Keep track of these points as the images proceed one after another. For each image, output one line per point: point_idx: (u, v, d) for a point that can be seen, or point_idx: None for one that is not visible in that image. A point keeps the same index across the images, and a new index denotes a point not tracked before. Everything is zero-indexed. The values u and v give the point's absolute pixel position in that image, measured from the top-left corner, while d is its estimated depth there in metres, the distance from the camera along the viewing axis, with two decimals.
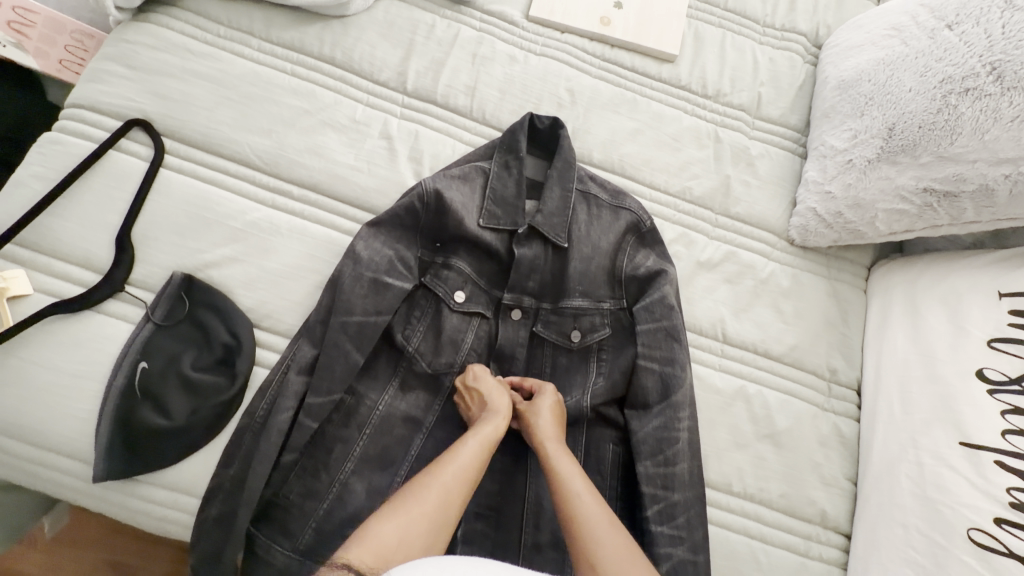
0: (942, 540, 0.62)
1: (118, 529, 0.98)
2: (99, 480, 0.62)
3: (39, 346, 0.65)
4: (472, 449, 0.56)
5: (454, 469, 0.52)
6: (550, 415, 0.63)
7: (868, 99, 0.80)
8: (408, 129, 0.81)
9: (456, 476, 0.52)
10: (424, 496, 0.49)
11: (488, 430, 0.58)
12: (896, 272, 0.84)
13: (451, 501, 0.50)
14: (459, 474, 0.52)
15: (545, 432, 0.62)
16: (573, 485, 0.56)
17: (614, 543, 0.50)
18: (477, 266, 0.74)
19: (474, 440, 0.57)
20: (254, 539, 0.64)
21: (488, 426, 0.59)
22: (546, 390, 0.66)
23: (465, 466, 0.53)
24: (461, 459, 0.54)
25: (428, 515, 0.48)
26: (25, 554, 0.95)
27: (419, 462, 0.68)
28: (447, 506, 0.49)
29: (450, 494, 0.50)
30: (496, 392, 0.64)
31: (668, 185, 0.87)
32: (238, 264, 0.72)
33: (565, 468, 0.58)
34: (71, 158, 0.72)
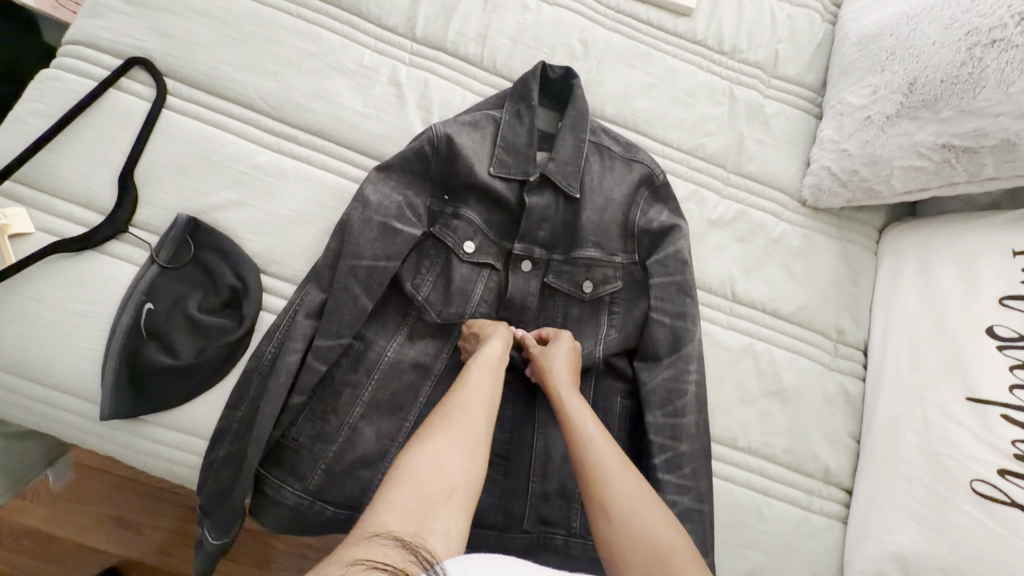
0: (944, 491, 0.63)
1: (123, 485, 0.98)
2: (105, 418, 0.62)
3: (43, 285, 0.64)
4: (481, 379, 0.55)
5: (471, 395, 0.52)
6: (567, 362, 0.63)
7: (889, 54, 0.78)
8: (416, 76, 0.79)
9: (473, 402, 0.51)
10: (449, 426, 0.48)
11: (493, 352, 0.59)
12: (908, 233, 0.83)
13: (476, 426, 0.49)
14: (478, 401, 0.52)
15: (561, 377, 0.61)
16: (589, 431, 0.55)
17: (624, 481, 0.50)
18: (487, 217, 0.73)
19: (484, 363, 0.57)
20: (264, 479, 0.64)
21: (492, 349, 0.59)
22: (562, 339, 0.66)
23: (476, 393, 0.52)
24: (472, 390, 0.53)
25: (461, 449, 0.46)
26: (30, 508, 0.96)
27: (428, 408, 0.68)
28: (477, 433, 0.49)
29: (475, 414, 0.50)
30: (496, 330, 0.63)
31: (681, 141, 0.85)
32: (244, 208, 0.71)
33: (576, 414, 0.57)
34: (69, 96, 0.70)
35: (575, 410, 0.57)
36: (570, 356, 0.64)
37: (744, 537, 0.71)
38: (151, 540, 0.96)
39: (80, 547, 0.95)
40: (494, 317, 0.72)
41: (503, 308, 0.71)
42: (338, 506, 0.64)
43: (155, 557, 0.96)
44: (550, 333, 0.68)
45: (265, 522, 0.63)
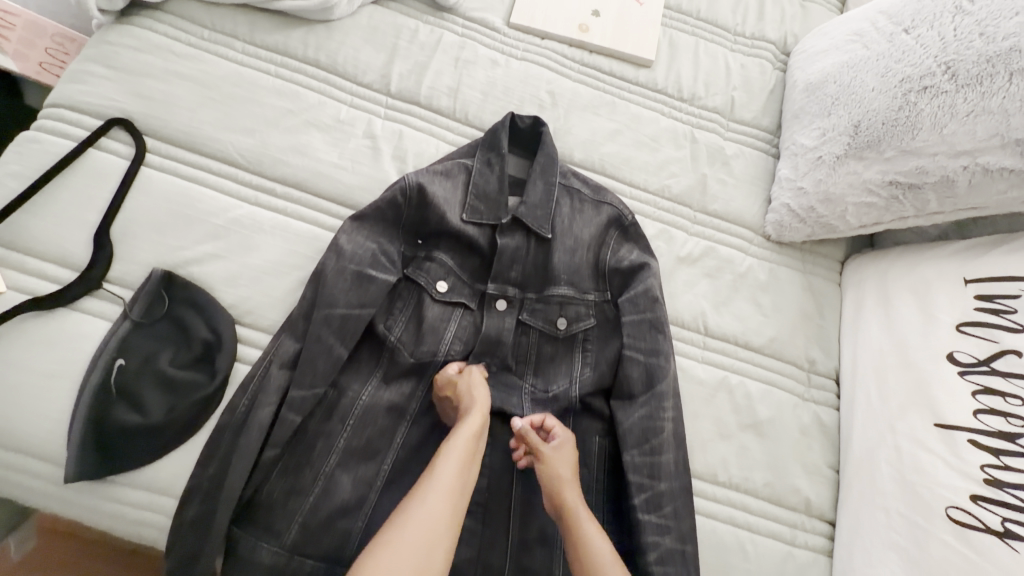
0: (922, 521, 0.63)
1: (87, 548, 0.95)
2: (69, 481, 0.60)
3: (11, 345, 0.63)
4: (449, 464, 0.55)
5: (435, 488, 0.53)
6: (567, 460, 0.63)
7: (835, 99, 0.84)
8: (391, 129, 0.82)
9: (438, 497, 0.52)
10: (407, 528, 0.50)
11: (470, 427, 0.59)
12: (868, 263, 0.87)
13: (438, 524, 0.51)
14: (442, 494, 0.53)
15: (564, 479, 0.62)
16: (586, 526, 0.58)
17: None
18: (460, 260, 0.75)
19: (454, 447, 0.57)
20: (236, 539, 0.61)
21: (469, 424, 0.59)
22: (563, 436, 0.65)
23: (443, 486, 0.53)
24: (438, 478, 0.54)
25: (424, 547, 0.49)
26: None
27: (405, 449, 0.68)
28: (437, 531, 0.50)
29: (436, 509, 0.51)
30: (473, 389, 0.64)
31: (647, 183, 0.89)
32: (220, 260, 0.71)
33: (576, 513, 0.59)
34: (48, 156, 0.72)
35: (575, 505, 0.60)
36: (569, 454, 0.64)
37: None
38: None
39: None
40: (469, 357, 0.72)
41: (478, 344, 0.71)
42: (317, 559, 0.62)
43: None
44: (551, 426, 0.66)
45: None
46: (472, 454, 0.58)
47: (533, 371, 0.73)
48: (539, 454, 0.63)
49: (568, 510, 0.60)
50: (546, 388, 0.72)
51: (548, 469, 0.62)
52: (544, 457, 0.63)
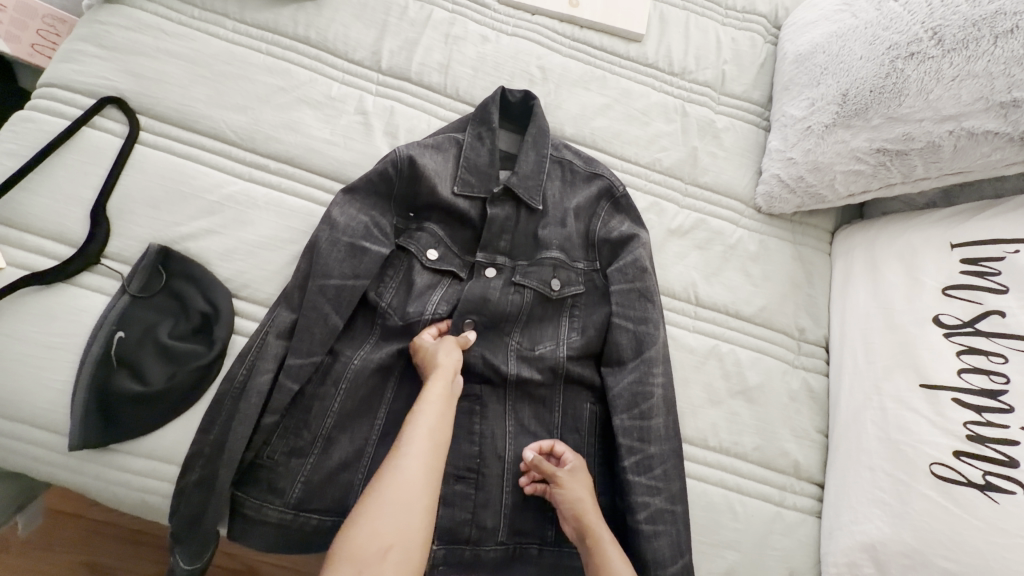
0: (905, 477, 0.65)
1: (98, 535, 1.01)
2: (74, 449, 0.61)
3: (12, 319, 0.65)
4: (424, 424, 0.60)
5: (410, 446, 0.58)
6: (584, 486, 0.66)
7: (823, 69, 0.84)
8: (383, 105, 0.83)
9: (414, 457, 0.57)
10: (388, 485, 0.55)
11: (437, 393, 0.62)
12: (856, 233, 0.88)
13: (414, 478, 0.56)
14: (418, 454, 0.57)
15: (584, 504, 0.64)
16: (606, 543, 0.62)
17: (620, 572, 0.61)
18: (451, 232, 0.76)
19: (428, 407, 0.61)
20: (241, 501, 0.63)
21: (435, 391, 0.62)
22: (575, 460, 0.67)
23: (418, 446, 0.58)
24: (413, 438, 0.58)
25: (398, 509, 0.54)
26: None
27: (396, 406, 0.69)
28: (416, 486, 0.56)
29: (412, 465, 0.57)
30: (444, 351, 0.65)
31: (638, 157, 0.90)
32: (215, 236, 0.72)
33: (598, 532, 0.63)
34: (42, 135, 0.72)
35: (597, 526, 0.63)
36: (586, 480, 0.67)
37: (720, 537, 0.72)
38: None
39: None
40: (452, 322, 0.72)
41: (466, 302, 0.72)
42: (322, 514, 0.64)
43: None
44: (560, 451, 0.69)
45: (247, 542, 0.62)
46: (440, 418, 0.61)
47: (520, 330, 0.74)
48: (558, 484, 0.65)
49: (592, 533, 0.63)
50: (532, 346, 0.73)
51: (569, 497, 0.64)
52: (563, 484, 0.65)
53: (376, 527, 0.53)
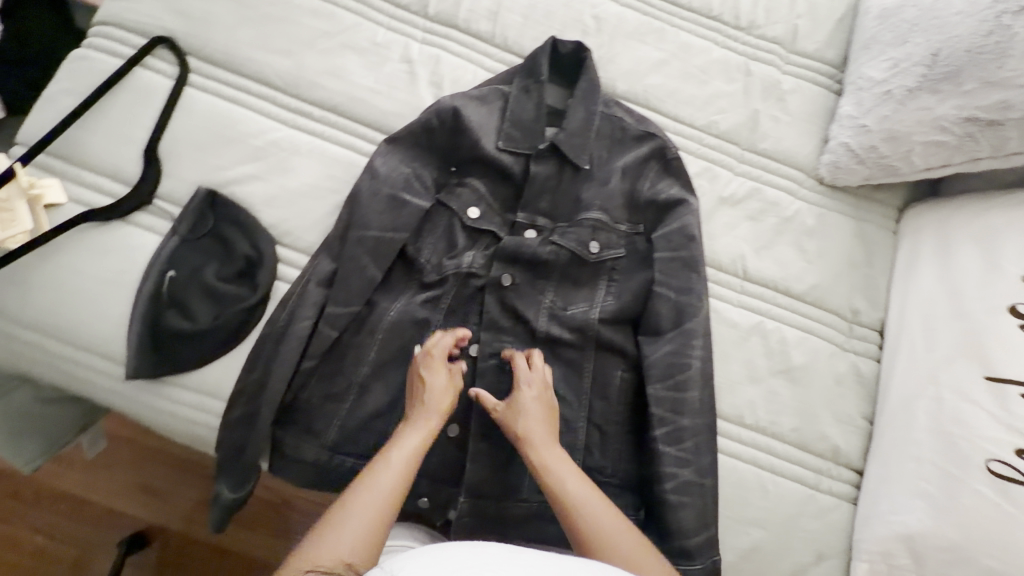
0: (956, 473, 0.62)
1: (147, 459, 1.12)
2: (131, 377, 0.65)
3: (72, 253, 0.68)
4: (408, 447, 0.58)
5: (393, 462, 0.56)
6: (533, 416, 0.62)
7: (913, 25, 0.75)
8: (428, 53, 0.80)
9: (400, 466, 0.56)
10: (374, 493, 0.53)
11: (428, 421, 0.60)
12: (928, 212, 0.80)
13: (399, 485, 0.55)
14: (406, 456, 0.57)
15: (531, 435, 0.61)
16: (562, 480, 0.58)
17: (602, 520, 0.55)
18: (492, 188, 0.74)
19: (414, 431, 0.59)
20: (281, 438, 0.66)
21: (411, 438, 0.58)
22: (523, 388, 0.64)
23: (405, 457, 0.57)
24: (396, 460, 0.56)
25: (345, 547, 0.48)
26: (66, 475, 1.12)
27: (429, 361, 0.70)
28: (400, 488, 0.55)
29: (397, 472, 0.55)
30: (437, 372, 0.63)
31: (693, 118, 0.84)
32: (259, 182, 0.73)
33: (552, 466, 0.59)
34: (98, 74, 0.73)
35: (552, 460, 0.59)
36: (539, 410, 0.63)
37: (747, 514, 0.71)
38: (172, 507, 1.11)
39: (108, 511, 1.11)
40: (490, 275, 0.71)
41: (498, 259, 0.71)
42: (357, 457, 0.66)
43: (175, 523, 1.10)
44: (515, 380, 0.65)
45: (285, 477, 0.65)
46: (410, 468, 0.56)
47: (552, 289, 0.72)
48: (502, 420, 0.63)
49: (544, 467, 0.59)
50: (563, 307, 0.72)
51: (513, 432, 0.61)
52: (505, 420, 0.62)
53: (355, 528, 0.50)
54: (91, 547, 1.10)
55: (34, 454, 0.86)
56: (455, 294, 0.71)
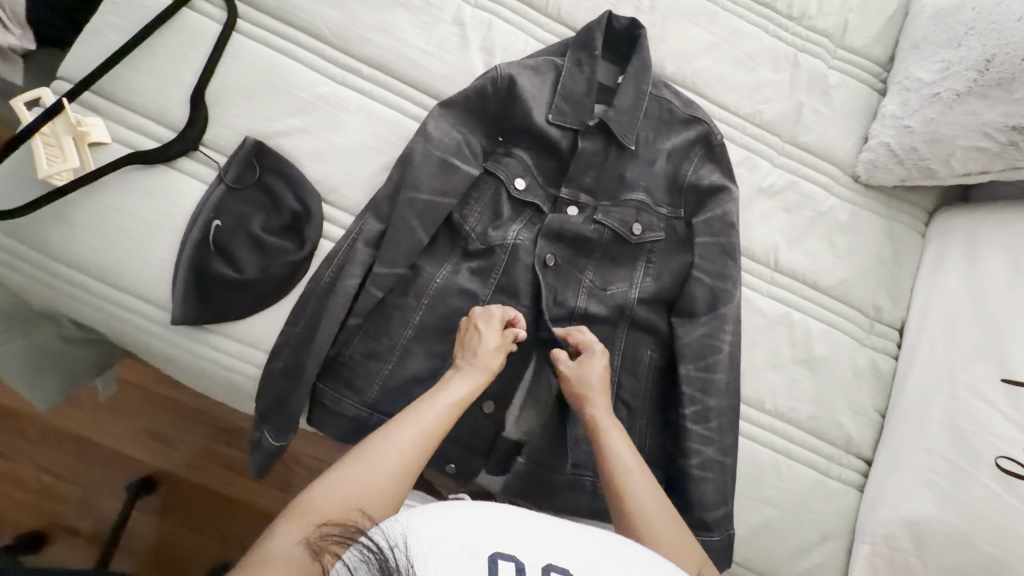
0: (966, 466, 0.64)
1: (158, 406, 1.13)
2: (175, 323, 0.65)
3: (116, 194, 0.67)
4: (436, 411, 0.57)
5: (414, 426, 0.55)
6: (601, 382, 0.65)
7: (968, 28, 0.75)
8: (481, 18, 0.79)
9: (420, 434, 0.55)
10: (382, 456, 0.53)
11: (460, 390, 0.60)
12: (958, 217, 0.82)
13: (413, 450, 0.54)
14: (427, 427, 0.56)
15: (594, 397, 0.64)
16: (621, 451, 0.59)
17: (651, 495, 0.57)
18: (538, 160, 0.74)
19: (440, 401, 0.58)
20: (323, 392, 0.68)
21: (457, 388, 0.60)
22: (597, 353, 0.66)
23: (425, 425, 0.56)
24: (418, 424, 0.56)
25: (377, 480, 0.51)
26: (73, 417, 1.13)
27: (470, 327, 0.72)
28: (413, 455, 0.54)
29: (415, 436, 0.55)
30: (481, 345, 0.63)
31: (738, 106, 0.84)
32: (306, 136, 0.72)
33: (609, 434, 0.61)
34: (145, 12, 0.72)
35: (608, 429, 0.61)
36: (603, 376, 0.65)
37: (760, 493, 0.75)
38: (181, 454, 1.12)
39: (116, 454, 1.12)
40: (535, 249, 0.72)
41: (543, 236, 0.72)
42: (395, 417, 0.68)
43: (184, 471, 1.12)
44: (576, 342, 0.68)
45: (323, 429, 0.67)
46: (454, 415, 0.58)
47: (592, 267, 0.74)
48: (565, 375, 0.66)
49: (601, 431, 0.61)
50: (603, 286, 0.73)
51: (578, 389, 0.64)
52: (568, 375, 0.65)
53: (346, 490, 0.50)
54: (98, 488, 1.12)
55: (53, 391, 0.85)
56: (503, 270, 0.71)
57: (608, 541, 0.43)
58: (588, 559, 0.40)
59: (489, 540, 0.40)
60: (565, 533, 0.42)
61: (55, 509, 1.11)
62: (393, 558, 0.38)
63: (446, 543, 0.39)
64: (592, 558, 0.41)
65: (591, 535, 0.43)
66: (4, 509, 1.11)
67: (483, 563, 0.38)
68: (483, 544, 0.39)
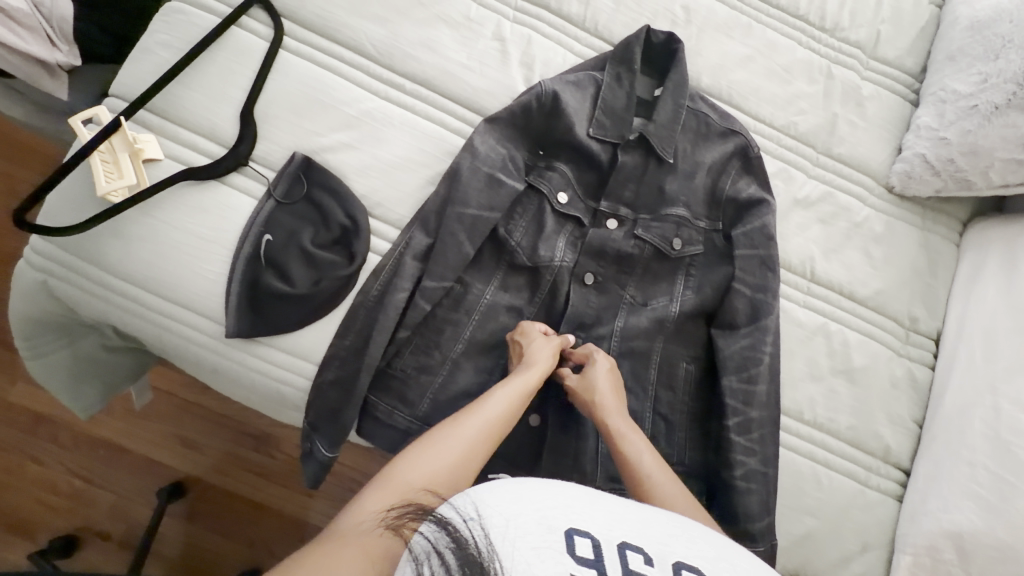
0: (1011, 478, 0.64)
1: (192, 413, 1.15)
2: (228, 336, 0.66)
3: (170, 210, 0.68)
4: (500, 401, 0.58)
5: (482, 415, 0.56)
6: (607, 387, 0.65)
7: (1006, 41, 0.75)
8: (520, 33, 0.80)
9: (486, 423, 0.56)
10: (452, 442, 0.53)
11: (522, 382, 0.61)
12: (995, 228, 0.83)
13: (481, 438, 0.54)
14: (493, 417, 0.56)
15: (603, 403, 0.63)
16: (639, 458, 0.58)
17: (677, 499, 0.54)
18: (579, 174, 0.76)
19: (504, 393, 0.59)
20: (373, 404, 0.69)
21: (520, 380, 0.61)
22: (597, 360, 0.67)
23: (492, 415, 0.57)
24: (486, 413, 0.57)
25: (450, 464, 0.51)
26: (109, 422, 1.14)
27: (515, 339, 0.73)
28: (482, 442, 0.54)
29: (483, 424, 0.56)
30: (534, 346, 0.66)
31: (773, 118, 0.85)
32: (353, 151, 0.74)
33: (626, 441, 0.60)
34: (195, 30, 0.73)
35: (625, 435, 0.60)
36: (609, 379, 0.66)
37: (801, 503, 0.75)
38: (214, 460, 1.14)
39: (150, 459, 1.14)
40: (579, 264, 0.74)
41: (584, 252, 0.74)
42: None
43: (216, 477, 1.13)
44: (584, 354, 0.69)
45: (373, 440, 0.69)
46: (516, 408, 0.59)
47: (634, 282, 0.75)
48: (574, 389, 0.66)
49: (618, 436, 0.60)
50: (644, 302, 0.75)
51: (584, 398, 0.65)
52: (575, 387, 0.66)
53: (421, 472, 0.49)
54: (132, 493, 1.13)
55: (93, 400, 0.87)
56: (548, 289, 0.73)
57: (678, 522, 0.39)
58: (660, 537, 0.37)
59: (562, 516, 0.36)
60: (635, 513, 0.39)
61: (88, 513, 1.12)
62: (466, 532, 0.35)
63: (521, 517, 0.35)
64: (665, 538, 0.37)
65: (664, 516, 0.40)
66: (42, 513, 1.12)
67: (559, 537, 0.35)
68: (557, 519, 0.36)
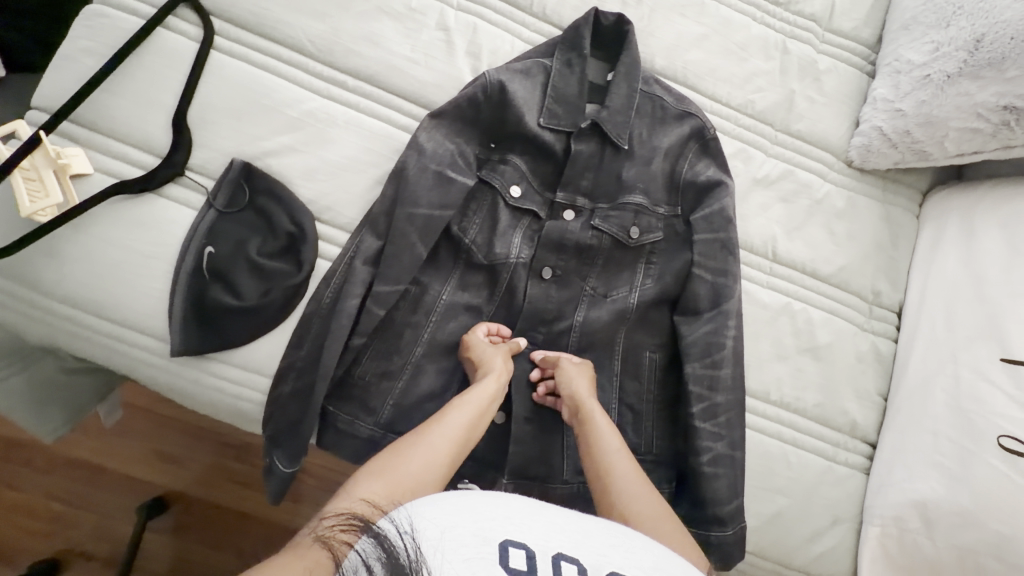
0: (971, 446, 0.65)
1: (163, 429, 1.12)
2: (174, 353, 0.64)
3: (105, 226, 0.65)
4: (463, 412, 0.58)
5: (444, 428, 0.55)
6: (585, 382, 0.65)
7: (957, 7, 0.75)
8: (466, 21, 0.77)
9: (448, 434, 0.55)
10: (412, 454, 0.51)
11: (485, 391, 0.61)
12: (954, 197, 0.83)
13: (443, 450, 0.53)
14: (455, 428, 0.56)
15: (580, 394, 0.63)
16: (610, 446, 0.58)
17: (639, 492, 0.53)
18: (533, 166, 0.74)
19: (468, 403, 0.59)
20: (333, 414, 0.68)
21: (483, 389, 0.61)
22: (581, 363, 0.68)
23: (454, 427, 0.56)
24: (448, 425, 0.56)
25: (408, 475, 0.49)
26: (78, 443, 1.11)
27: None
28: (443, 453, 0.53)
29: (445, 436, 0.54)
30: (489, 355, 0.66)
31: (730, 97, 0.83)
32: (297, 154, 0.71)
33: (597, 433, 0.59)
34: (120, 34, 0.69)
35: (597, 425, 0.60)
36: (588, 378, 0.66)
37: (771, 483, 0.76)
38: (189, 474, 1.11)
39: (123, 478, 1.11)
40: (536, 259, 0.72)
41: (541, 245, 0.72)
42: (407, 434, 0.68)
43: (193, 491, 1.11)
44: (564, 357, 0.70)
45: (335, 451, 0.67)
46: (479, 420, 0.58)
47: (594, 273, 0.74)
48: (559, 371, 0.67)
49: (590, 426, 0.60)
50: (605, 293, 0.73)
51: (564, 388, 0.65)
52: (563, 370, 0.66)
53: (376, 485, 0.47)
54: (107, 513, 1.11)
55: (59, 424, 0.83)
56: (506, 285, 0.72)
57: (621, 530, 0.39)
58: (599, 548, 0.37)
59: (499, 528, 0.36)
60: (577, 522, 0.38)
61: (64, 537, 1.10)
62: (396, 544, 0.34)
63: (456, 530, 0.35)
64: (603, 548, 0.37)
65: (603, 524, 0.39)
66: (15, 540, 1.10)
67: (494, 550, 0.34)
68: (493, 531, 0.35)
